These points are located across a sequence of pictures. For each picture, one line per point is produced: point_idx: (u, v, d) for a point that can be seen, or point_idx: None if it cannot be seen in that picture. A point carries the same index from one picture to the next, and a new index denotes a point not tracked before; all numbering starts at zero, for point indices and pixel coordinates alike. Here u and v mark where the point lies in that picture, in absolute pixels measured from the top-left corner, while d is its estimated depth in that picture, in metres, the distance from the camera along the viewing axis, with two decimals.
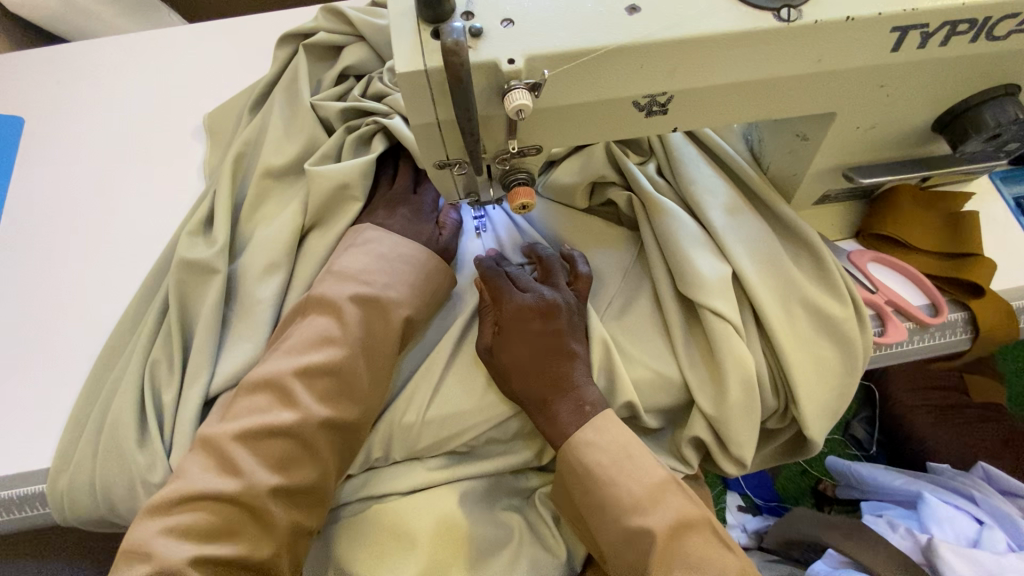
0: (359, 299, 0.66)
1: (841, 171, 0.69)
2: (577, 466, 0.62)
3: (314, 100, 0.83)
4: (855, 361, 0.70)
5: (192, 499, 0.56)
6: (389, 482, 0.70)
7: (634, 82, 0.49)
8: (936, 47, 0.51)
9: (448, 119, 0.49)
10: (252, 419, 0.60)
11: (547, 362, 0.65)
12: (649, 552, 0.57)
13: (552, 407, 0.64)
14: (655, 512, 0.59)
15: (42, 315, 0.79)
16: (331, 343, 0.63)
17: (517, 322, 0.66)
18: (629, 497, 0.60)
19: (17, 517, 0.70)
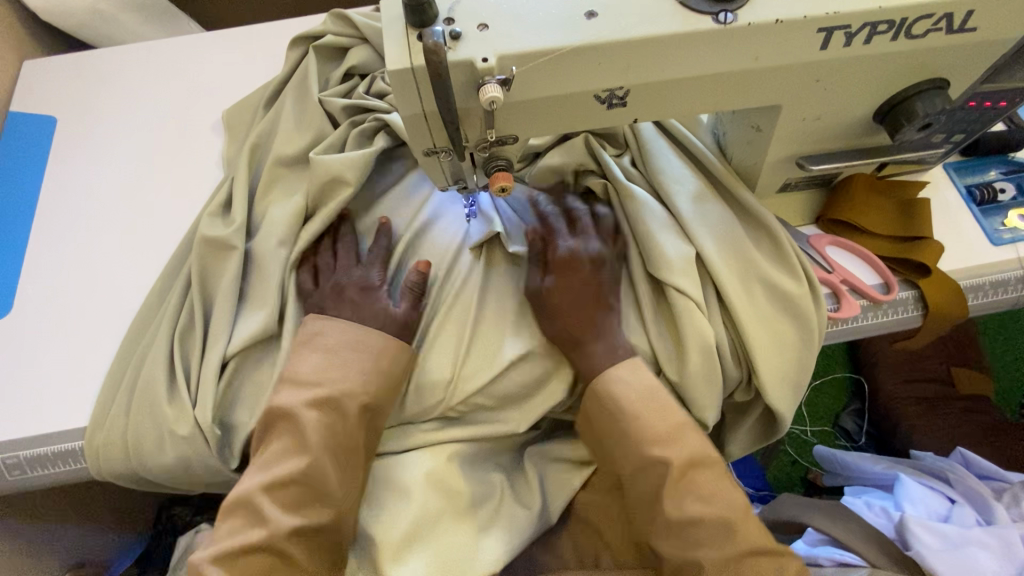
0: (314, 405, 0.69)
1: (794, 160, 0.75)
2: (607, 405, 0.70)
3: (322, 96, 0.92)
4: (811, 334, 0.76)
5: (266, 479, 0.67)
6: (384, 443, 0.78)
7: (593, 78, 0.56)
8: (861, 45, 0.58)
9: (432, 111, 0.57)
10: (259, 477, 0.68)
11: (591, 306, 0.73)
12: (665, 478, 0.66)
13: (588, 347, 0.73)
14: (672, 447, 0.67)
15: (76, 292, 0.87)
16: (293, 459, 0.67)
17: (564, 269, 0.75)
18: (654, 433, 0.68)
19: (58, 470, 0.78)
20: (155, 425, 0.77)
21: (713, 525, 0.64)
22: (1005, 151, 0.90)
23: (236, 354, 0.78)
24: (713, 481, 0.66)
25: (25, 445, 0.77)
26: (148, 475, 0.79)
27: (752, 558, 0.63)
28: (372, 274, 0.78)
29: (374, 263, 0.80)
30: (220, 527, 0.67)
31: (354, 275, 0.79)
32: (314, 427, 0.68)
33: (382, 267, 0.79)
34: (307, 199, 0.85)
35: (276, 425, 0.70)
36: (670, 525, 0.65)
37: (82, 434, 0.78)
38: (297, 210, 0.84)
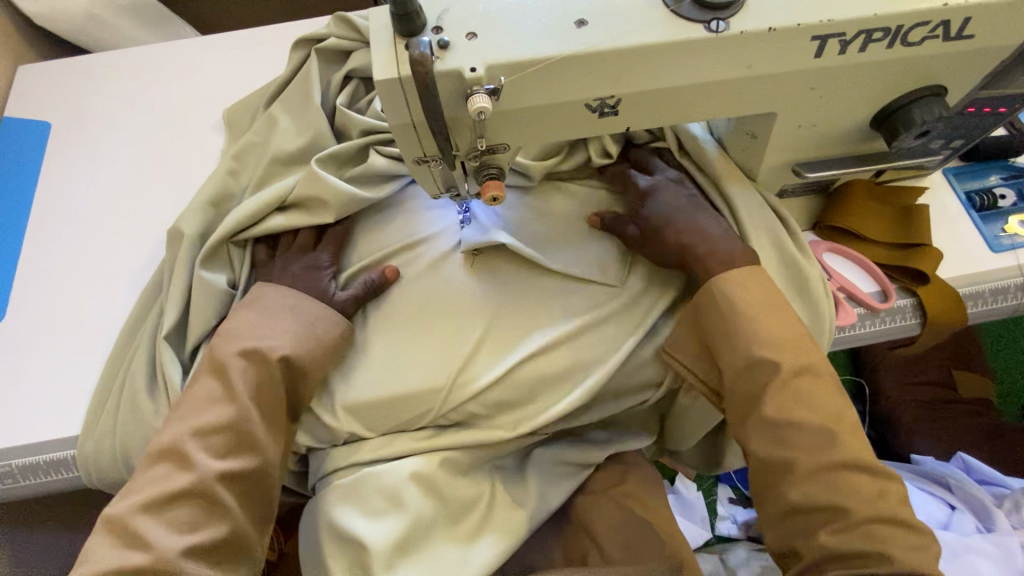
0: (248, 354, 0.71)
1: (791, 166, 0.74)
2: (724, 303, 0.68)
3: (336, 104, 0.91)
4: (819, 333, 0.75)
5: (193, 425, 0.67)
6: (375, 450, 0.78)
7: (584, 87, 0.55)
8: (855, 52, 0.57)
9: (420, 120, 0.56)
10: (186, 425, 0.67)
11: (694, 217, 0.74)
12: (771, 383, 0.64)
13: (700, 255, 0.71)
14: (784, 352, 0.65)
15: (68, 297, 0.87)
16: (221, 403, 0.69)
17: (653, 194, 0.77)
18: (772, 338, 0.66)
19: (49, 479, 0.78)
20: (145, 431, 0.76)
21: (814, 431, 0.61)
22: (1006, 156, 0.89)
23: (204, 338, 0.81)
24: (819, 386, 0.64)
25: (15, 454, 0.77)
26: (136, 481, 0.79)
27: (851, 471, 0.60)
28: (322, 257, 0.81)
29: (326, 248, 0.82)
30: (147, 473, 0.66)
31: (302, 256, 0.81)
32: (241, 374, 0.70)
33: (332, 251, 0.82)
34: (294, 190, 0.83)
35: (209, 372, 0.71)
36: (770, 424, 0.63)
37: (73, 441, 0.78)
38: (276, 198, 0.83)
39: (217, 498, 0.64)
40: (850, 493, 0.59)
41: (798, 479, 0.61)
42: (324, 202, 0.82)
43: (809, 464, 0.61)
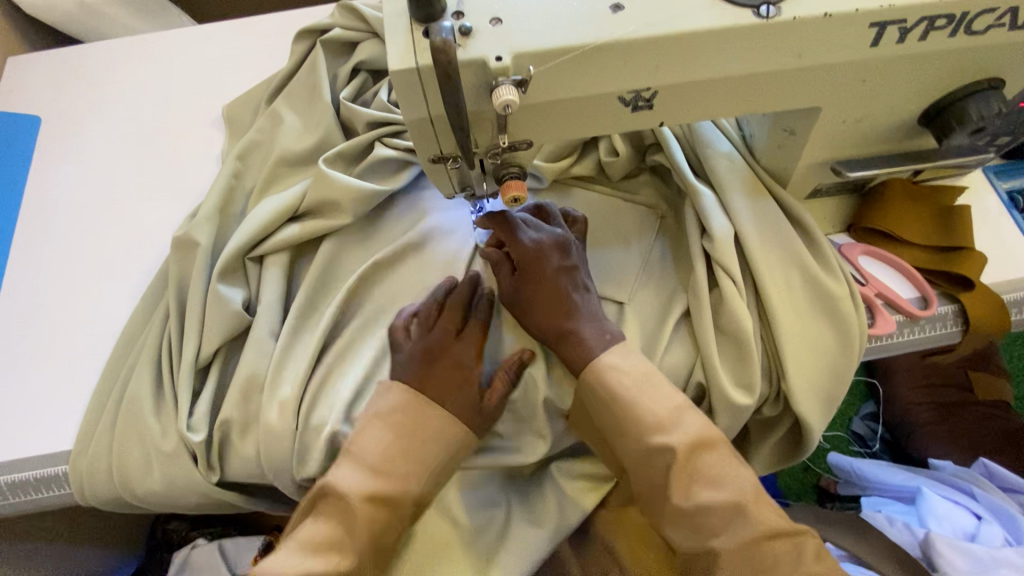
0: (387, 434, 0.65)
1: (829, 165, 0.70)
2: (601, 390, 0.64)
3: (340, 98, 0.86)
4: (852, 340, 0.70)
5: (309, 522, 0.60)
6: None
7: (617, 79, 0.51)
8: (915, 42, 0.52)
9: (439, 115, 0.51)
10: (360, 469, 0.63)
11: (563, 294, 0.68)
12: (671, 466, 0.60)
13: (575, 336, 0.67)
14: (675, 433, 0.61)
15: (61, 303, 0.82)
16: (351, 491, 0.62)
17: (533, 263, 0.69)
18: (649, 420, 0.62)
19: (41, 496, 0.73)
20: (145, 448, 0.72)
21: (720, 510, 0.58)
22: None
23: (216, 353, 0.75)
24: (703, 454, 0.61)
25: (4, 470, 0.72)
26: (134, 500, 0.74)
27: (775, 541, 0.57)
28: (433, 303, 0.72)
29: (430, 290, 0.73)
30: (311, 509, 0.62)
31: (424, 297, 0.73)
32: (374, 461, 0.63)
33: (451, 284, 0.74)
34: (304, 198, 0.79)
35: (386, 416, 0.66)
36: (681, 515, 0.59)
37: (67, 457, 0.73)
38: (289, 207, 0.78)
39: None
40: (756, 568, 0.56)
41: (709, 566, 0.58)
42: (333, 201, 0.78)
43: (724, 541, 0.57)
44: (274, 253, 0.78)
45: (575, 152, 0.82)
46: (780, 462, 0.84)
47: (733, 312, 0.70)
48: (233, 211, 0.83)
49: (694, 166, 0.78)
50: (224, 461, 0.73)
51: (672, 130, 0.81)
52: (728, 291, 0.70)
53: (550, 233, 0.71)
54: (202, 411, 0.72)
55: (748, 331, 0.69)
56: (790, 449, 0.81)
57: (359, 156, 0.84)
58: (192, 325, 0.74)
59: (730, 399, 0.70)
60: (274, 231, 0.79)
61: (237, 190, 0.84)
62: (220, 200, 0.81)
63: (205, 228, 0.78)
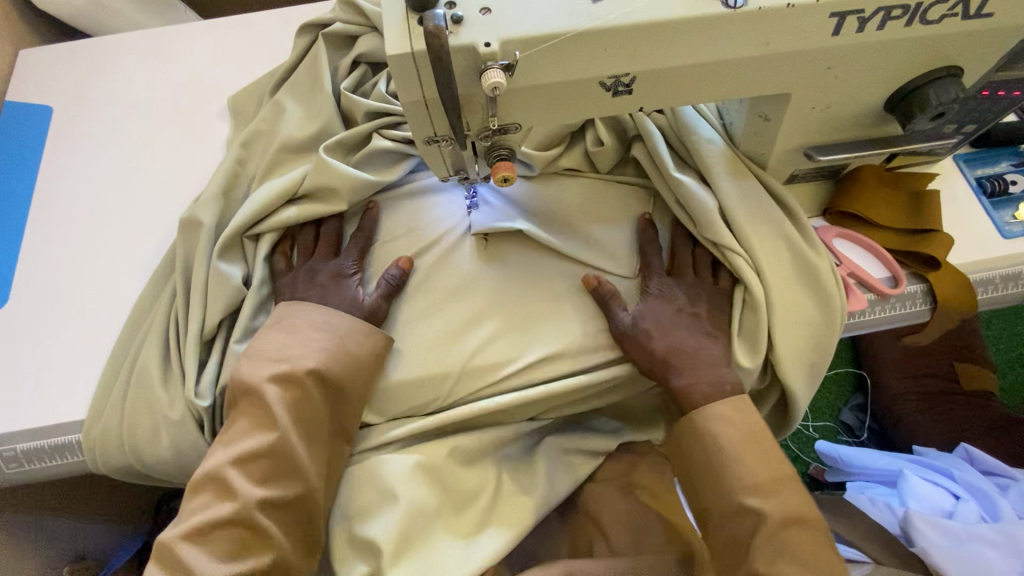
0: (278, 378, 0.70)
1: (803, 150, 0.74)
2: (709, 440, 0.68)
3: (340, 89, 0.90)
4: (834, 314, 0.74)
5: (232, 452, 0.68)
6: (384, 437, 0.77)
7: (597, 64, 0.55)
8: (873, 31, 0.56)
9: (433, 98, 0.55)
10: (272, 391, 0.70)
11: (699, 341, 0.72)
12: (758, 532, 0.63)
13: (694, 377, 0.71)
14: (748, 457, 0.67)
15: (74, 282, 0.86)
16: (263, 428, 0.69)
17: (666, 295, 0.75)
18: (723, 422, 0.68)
19: (55, 463, 0.77)
20: (153, 417, 0.76)
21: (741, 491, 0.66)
22: (1016, 142, 0.89)
23: (221, 328, 0.79)
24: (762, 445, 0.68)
25: (20, 438, 0.76)
26: (143, 468, 0.78)
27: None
28: (347, 264, 0.79)
29: (350, 254, 0.80)
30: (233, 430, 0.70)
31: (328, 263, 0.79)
32: (278, 401, 0.69)
33: (358, 258, 0.80)
34: (304, 180, 0.82)
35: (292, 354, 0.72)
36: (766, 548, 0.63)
37: (79, 425, 0.77)
38: (287, 189, 0.82)
39: (258, 524, 0.65)
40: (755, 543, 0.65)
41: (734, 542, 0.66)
42: (332, 186, 0.81)
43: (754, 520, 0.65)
44: (272, 233, 0.82)
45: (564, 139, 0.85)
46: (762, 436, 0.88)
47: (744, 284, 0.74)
48: (237, 195, 0.87)
49: (678, 152, 0.81)
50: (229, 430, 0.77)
51: (658, 117, 0.83)
52: (741, 267, 0.74)
53: (690, 283, 0.76)
54: (207, 381, 0.76)
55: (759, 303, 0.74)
56: (776, 421, 0.85)
57: (359, 145, 0.88)
58: (198, 302, 0.78)
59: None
60: (273, 211, 0.82)
61: (241, 175, 0.88)
62: (226, 185, 0.85)
63: (211, 211, 0.82)
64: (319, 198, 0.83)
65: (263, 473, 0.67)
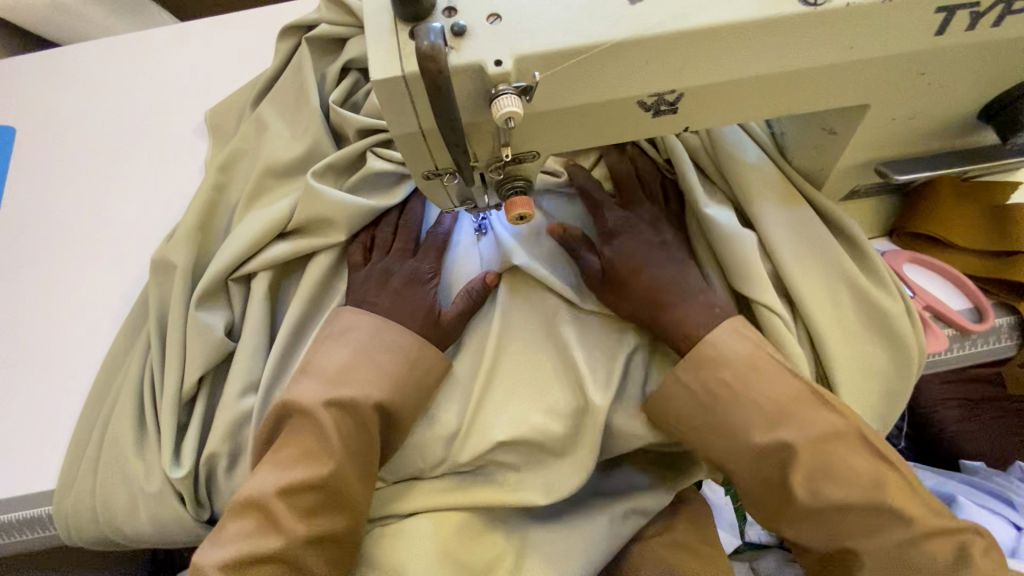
0: (304, 456, 0.57)
1: (873, 166, 0.62)
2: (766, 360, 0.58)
3: (329, 101, 0.79)
4: (908, 366, 0.62)
5: (224, 556, 0.54)
6: (387, 505, 0.67)
7: (636, 79, 0.43)
8: (987, 28, 0.45)
9: (432, 128, 0.45)
10: (274, 478, 0.57)
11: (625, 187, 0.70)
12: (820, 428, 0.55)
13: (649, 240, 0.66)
14: (797, 425, 0.54)
15: (42, 327, 0.77)
16: (277, 524, 0.55)
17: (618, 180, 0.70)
18: (760, 415, 0.55)
19: (25, 538, 0.68)
20: (128, 488, 0.67)
21: (863, 507, 0.53)
22: None
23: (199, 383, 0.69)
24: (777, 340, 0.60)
25: None
26: (123, 540, 0.69)
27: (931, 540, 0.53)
28: (425, 267, 0.68)
29: (427, 254, 0.69)
30: (229, 524, 0.57)
31: (404, 264, 0.68)
32: (296, 484, 0.56)
33: (435, 259, 0.69)
34: (294, 214, 0.72)
35: (294, 418, 0.59)
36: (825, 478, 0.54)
37: (47, 496, 0.68)
38: (276, 224, 0.72)
39: None
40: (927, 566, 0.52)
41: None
42: (322, 216, 0.71)
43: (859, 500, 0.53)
44: (262, 273, 0.72)
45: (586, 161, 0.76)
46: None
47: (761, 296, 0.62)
48: (216, 226, 0.77)
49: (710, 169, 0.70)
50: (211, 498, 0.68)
51: (698, 134, 0.72)
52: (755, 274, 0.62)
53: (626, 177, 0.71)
54: (183, 449, 0.67)
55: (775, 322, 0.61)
56: None
57: (352, 168, 0.77)
58: (172, 354, 0.68)
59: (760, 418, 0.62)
60: (263, 248, 0.73)
61: (220, 204, 0.78)
62: (201, 215, 0.75)
63: (182, 250, 0.72)
64: (312, 231, 0.73)
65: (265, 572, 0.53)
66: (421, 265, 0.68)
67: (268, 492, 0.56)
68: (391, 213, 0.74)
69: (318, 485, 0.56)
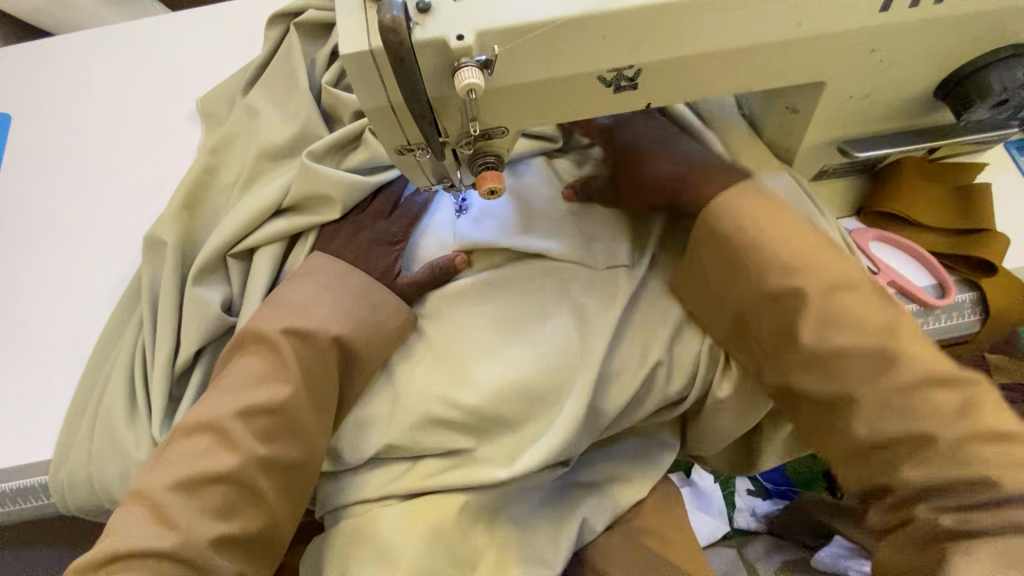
0: (264, 379, 0.59)
1: (835, 144, 0.64)
2: (762, 258, 0.51)
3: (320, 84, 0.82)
4: None
5: (171, 477, 0.55)
6: (365, 487, 0.66)
7: (594, 54, 0.45)
8: (929, 4, 0.47)
9: (400, 102, 0.47)
10: (230, 400, 0.58)
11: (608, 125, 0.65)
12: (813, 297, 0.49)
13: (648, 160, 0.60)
14: (810, 269, 0.50)
15: (40, 304, 0.79)
16: (232, 443, 0.56)
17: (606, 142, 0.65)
18: (776, 259, 0.51)
19: (23, 506, 0.71)
20: (120, 458, 0.69)
21: (864, 356, 0.48)
22: None
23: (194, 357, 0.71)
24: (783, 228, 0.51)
25: None
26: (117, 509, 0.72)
27: (937, 386, 0.47)
28: (394, 233, 0.71)
29: (400, 222, 0.72)
30: (178, 446, 0.57)
31: (376, 228, 0.71)
32: (254, 405, 0.57)
33: (407, 227, 0.72)
34: (288, 193, 0.74)
35: (247, 346, 0.62)
36: (813, 357, 0.49)
37: (43, 466, 0.70)
38: (271, 203, 0.74)
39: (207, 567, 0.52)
40: (928, 411, 0.46)
41: (923, 458, 0.46)
42: (309, 195, 0.73)
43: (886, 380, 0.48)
44: (260, 249, 0.74)
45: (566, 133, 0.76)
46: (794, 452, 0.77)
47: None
48: (207, 207, 0.79)
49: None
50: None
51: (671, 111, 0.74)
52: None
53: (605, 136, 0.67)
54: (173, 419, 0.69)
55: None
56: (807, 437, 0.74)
57: (348, 146, 0.78)
58: (165, 329, 0.71)
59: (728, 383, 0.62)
60: (260, 226, 0.75)
61: (210, 185, 0.80)
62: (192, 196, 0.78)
63: (174, 229, 0.74)
64: (307, 208, 0.74)
65: (219, 503, 0.55)
66: (390, 231, 0.71)
67: (224, 408, 0.57)
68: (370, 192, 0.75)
69: (275, 405, 0.58)
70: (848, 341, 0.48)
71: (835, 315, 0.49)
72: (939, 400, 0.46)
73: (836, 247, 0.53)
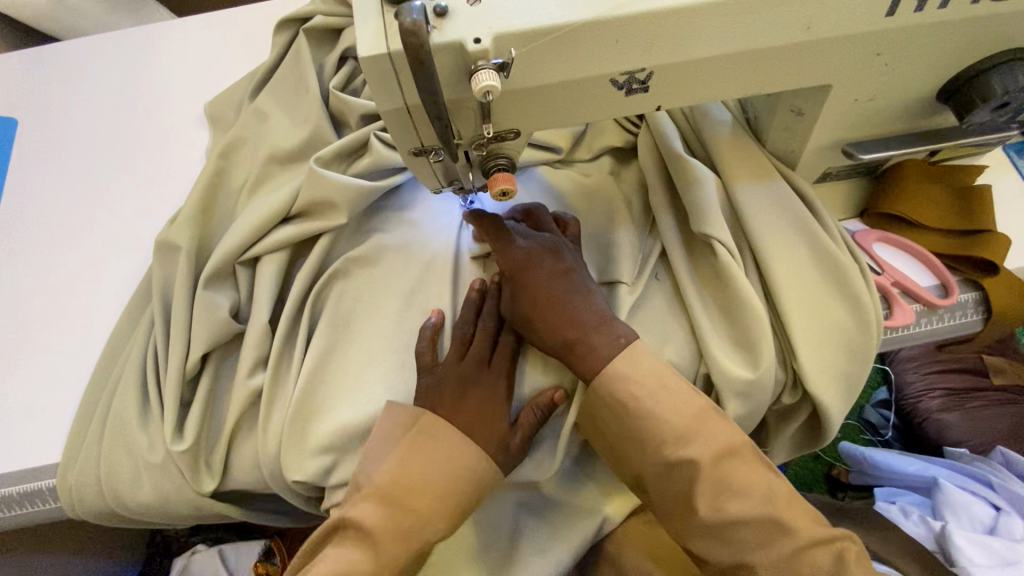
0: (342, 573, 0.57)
1: (841, 147, 0.65)
2: (610, 398, 0.58)
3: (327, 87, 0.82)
4: (871, 328, 0.64)
5: None
6: None
7: (607, 57, 0.46)
8: (934, 9, 0.48)
9: (416, 104, 0.48)
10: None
11: (530, 255, 0.63)
12: (696, 480, 0.55)
13: (583, 345, 0.59)
14: (697, 442, 0.55)
15: (47, 307, 0.79)
16: None
17: (526, 267, 0.63)
18: (669, 432, 0.56)
19: (28, 511, 0.70)
20: (133, 460, 0.69)
21: (756, 522, 0.53)
22: None
23: (204, 361, 0.71)
24: (669, 403, 0.57)
25: None
26: (127, 513, 0.71)
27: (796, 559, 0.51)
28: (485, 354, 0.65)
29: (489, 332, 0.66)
30: None
31: (469, 352, 0.66)
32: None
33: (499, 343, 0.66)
34: (297, 197, 0.74)
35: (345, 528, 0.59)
36: (706, 529, 0.54)
37: (53, 470, 0.70)
38: (280, 207, 0.74)
39: None
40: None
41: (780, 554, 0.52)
42: (321, 199, 0.73)
43: (781, 552, 0.52)
44: (268, 255, 0.74)
45: (571, 140, 0.76)
46: (801, 450, 0.78)
47: (730, 280, 0.64)
48: (218, 211, 0.79)
49: (694, 146, 0.73)
50: (227, 467, 0.70)
51: (674, 114, 0.75)
52: (724, 260, 0.64)
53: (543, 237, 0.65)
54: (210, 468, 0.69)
55: (747, 304, 0.63)
56: (812, 438, 0.74)
57: (356, 153, 0.79)
58: (177, 333, 0.71)
59: (733, 385, 0.63)
60: (270, 231, 0.75)
61: (220, 189, 0.80)
62: (203, 200, 0.78)
63: (186, 233, 0.75)
64: (316, 213, 0.74)
65: None
66: (485, 354, 0.65)
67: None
68: (395, 231, 0.75)
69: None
70: (719, 481, 0.54)
71: (720, 493, 0.54)
72: (790, 516, 0.53)
73: (682, 381, 0.59)
